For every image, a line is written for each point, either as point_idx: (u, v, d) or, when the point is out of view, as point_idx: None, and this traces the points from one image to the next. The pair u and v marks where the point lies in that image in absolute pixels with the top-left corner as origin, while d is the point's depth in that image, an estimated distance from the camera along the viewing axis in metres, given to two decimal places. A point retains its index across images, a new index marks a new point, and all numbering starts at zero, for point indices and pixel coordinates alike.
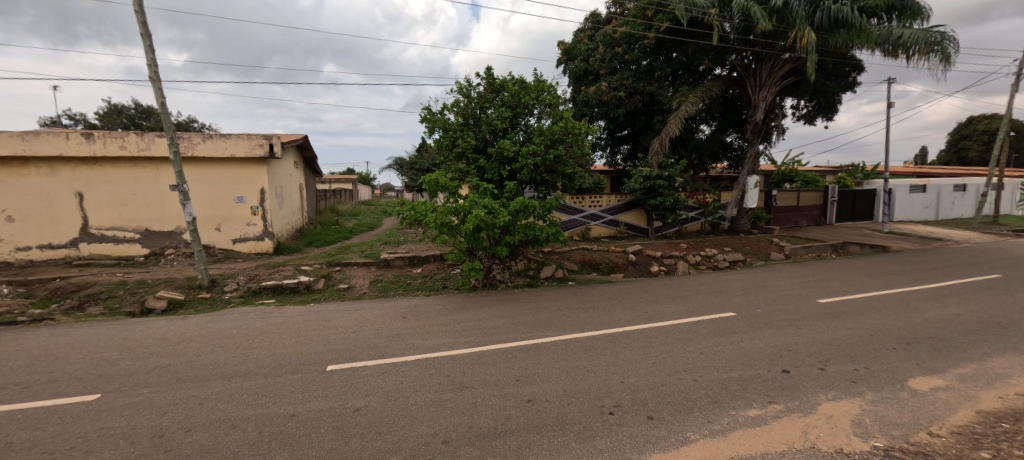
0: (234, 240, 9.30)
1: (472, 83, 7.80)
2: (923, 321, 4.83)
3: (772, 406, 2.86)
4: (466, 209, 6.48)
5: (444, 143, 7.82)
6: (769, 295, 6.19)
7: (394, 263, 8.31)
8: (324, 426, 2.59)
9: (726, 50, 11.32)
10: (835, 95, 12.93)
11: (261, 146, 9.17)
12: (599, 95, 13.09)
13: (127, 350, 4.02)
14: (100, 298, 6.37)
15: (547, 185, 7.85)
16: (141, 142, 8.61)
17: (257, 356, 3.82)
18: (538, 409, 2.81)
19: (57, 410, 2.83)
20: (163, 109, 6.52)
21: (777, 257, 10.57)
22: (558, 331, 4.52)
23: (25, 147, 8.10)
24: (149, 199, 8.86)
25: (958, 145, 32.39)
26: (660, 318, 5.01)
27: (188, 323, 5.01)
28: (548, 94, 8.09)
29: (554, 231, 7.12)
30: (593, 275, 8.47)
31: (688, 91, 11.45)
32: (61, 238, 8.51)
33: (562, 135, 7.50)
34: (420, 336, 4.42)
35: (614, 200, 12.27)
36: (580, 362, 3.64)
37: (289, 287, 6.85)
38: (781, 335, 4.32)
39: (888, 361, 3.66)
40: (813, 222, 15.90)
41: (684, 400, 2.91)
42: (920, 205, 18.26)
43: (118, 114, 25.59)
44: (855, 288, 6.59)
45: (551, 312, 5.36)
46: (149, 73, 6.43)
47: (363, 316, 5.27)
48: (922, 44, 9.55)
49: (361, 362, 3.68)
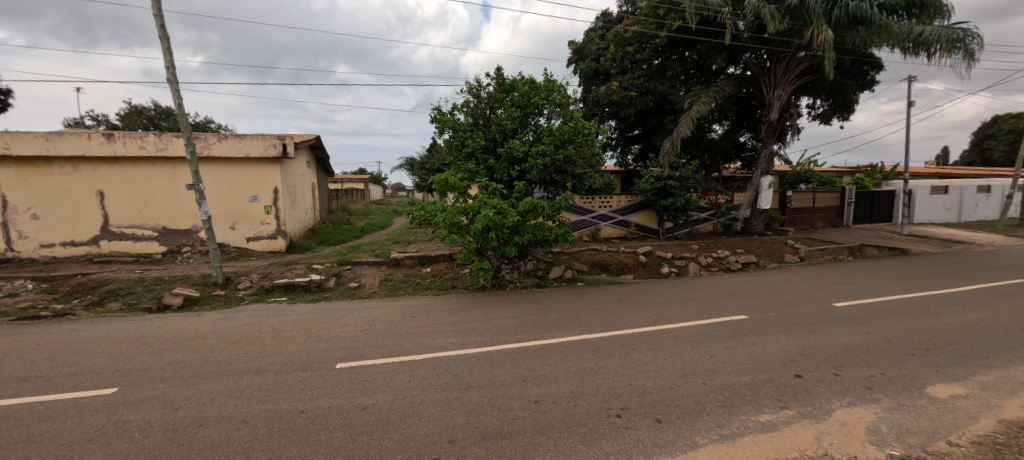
0: (248, 238, 9.47)
1: (482, 83, 7.77)
2: (942, 326, 4.70)
3: (784, 411, 2.81)
4: (475, 209, 6.50)
5: (454, 143, 7.81)
6: (783, 298, 6.07)
7: (404, 262, 8.38)
8: (333, 423, 2.62)
9: (739, 49, 11.11)
10: (852, 94, 12.64)
11: (275, 146, 9.31)
12: (610, 95, 12.92)
13: (144, 345, 4.11)
14: (119, 294, 6.55)
15: (557, 186, 7.77)
16: (159, 142, 8.81)
17: (268, 353, 3.88)
18: (544, 410, 2.80)
19: (76, 403, 2.92)
20: (180, 109, 6.64)
21: (791, 259, 10.38)
22: (566, 332, 4.50)
23: (49, 148, 8.38)
24: (167, 198, 9.07)
25: (982, 145, 31.43)
26: (670, 320, 4.95)
27: (202, 319, 5.12)
28: (559, 94, 8.02)
29: (563, 232, 7.13)
30: (602, 276, 8.44)
31: (700, 90, 11.30)
32: (83, 235, 8.76)
33: (572, 135, 7.43)
34: (429, 335, 4.44)
35: (625, 200, 12.17)
36: (588, 363, 3.61)
37: (301, 285, 6.97)
38: (793, 340, 4.23)
39: (906, 368, 3.56)
40: (829, 224, 15.55)
41: (694, 404, 2.87)
42: (942, 206, 17.73)
43: (139, 115, 26.38)
44: (872, 292, 6.41)
45: (560, 313, 5.33)
46: (168, 74, 6.58)
47: (373, 315, 5.33)
48: (944, 41, 9.23)
49: (369, 360, 3.71)
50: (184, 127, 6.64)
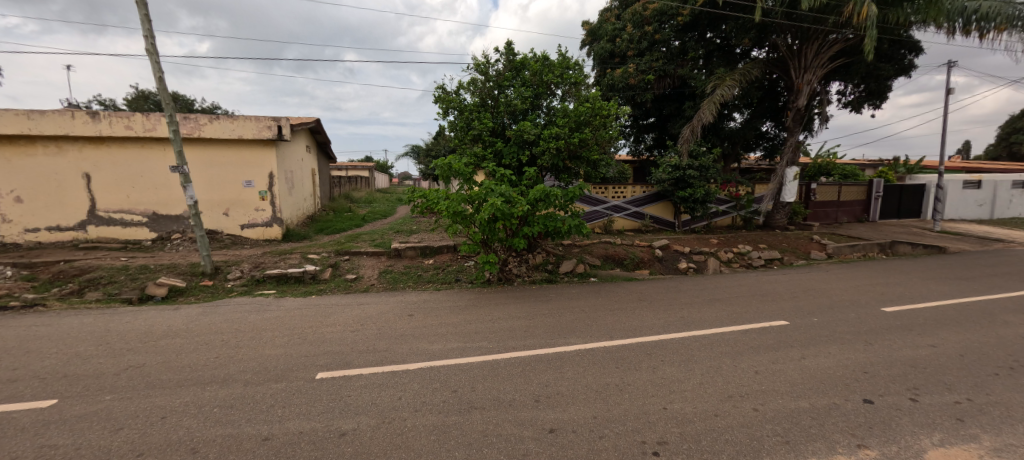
0: (242, 225, 9.01)
1: (490, 60, 7.11)
2: (1020, 338, 4.04)
3: (863, 452, 2.24)
4: (481, 197, 5.94)
5: (458, 125, 7.20)
6: (823, 300, 5.42)
7: (405, 253, 7.86)
8: (298, 456, 2.10)
9: (769, 29, 10.20)
10: (887, 79, 11.71)
11: (270, 128, 8.77)
12: (626, 78, 12.15)
13: (105, 345, 3.63)
14: (100, 283, 6.13)
15: (570, 173, 7.18)
16: (147, 122, 8.31)
17: (241, 357, 3.38)
18: (562, 442, 2.26)
19: (2, 419, 2.44)
20: (160, 83, 6.09)
21: (818, 255, 9.68)
22: (582, 337, 3.94)
23: (31, 126, 7.90)
24: (157, 181, 8.62)
25: (1010, 139, 30.01)
26: (701, 325, 4.35)
27: (178, 313, 4.64)
28: (574, 72, 7.33)
29: (576, 224, 6.50)
30: (616, 271, 7.86)
31: (724, 73, 10.51)
32: (69, 220, 8.34)
33: (589, 117, 6.77)
34: (426, 338, 3.91)
35: (639, 190, 11.51)
36: (611, 378, 3.06)
37: (294, 277, 6.49)
38: (849, 353, 3.63)
39: (996, 393, 2.95)
40: (854, 219, 14.76)
41: (750, 440, 2.31)
42: (973, 202, 16.75)
43: (145, 99, 26.04)
44: (919, 294, 5.75)
45: (574, 314, 4.75)
46: (147, 45, 6.03)
47: (366, 312, 4.80)
48: (1002, 18, 8.24)
49: (356, 369, 3.19)
50: (165, 104, 6.12)
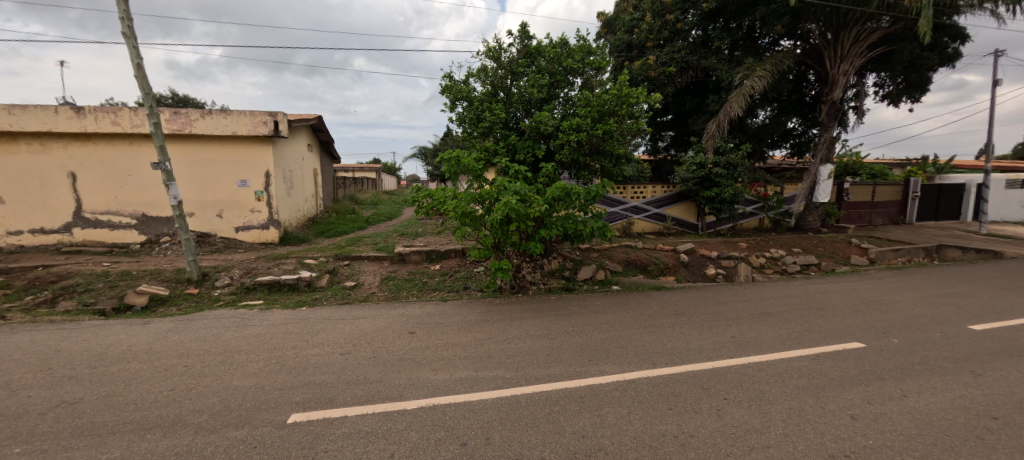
0: (237, 228, 8.48)
1: (503, 45, 6.47)
2: None
3: None
4: (493, 196, 5.28)
5: (468, 117, 6.55)
6: (893, 315, 4.62)
7: (409, 258, 7.21)
8: None
9: (804, 15, 9.43)
10: (930, 69, 10.77)
11: (265, 123, 8.23)
12: (645, 71, 11.38)
13: (45, 371, 3.02)
14: (75, 292, 5.58)
15: (590, 170, 6.51)
16: (135, 118, 7.82)
17: (201, 391, 2.74)
18: None
19: None
20: (139, 71, 5.54)
21: (860, 260, 8.85)
22: (619, 365, 3.23)
23: (13, 122, 7.46)
24: (146, 181, 8.13)
25: None
26: (759, 347, 3.61)
27: (147, 329, 4.04)
28: (596, 58, 6.66)
29: (599, 225, 5.78)
30: (640, 278, 7.14)
31: (754, 63, 9.74)
32: (53, 222, 7.88)
33: (613, 106, 6.08)
34: (429, 366, 3.23)
35: (660, 190, 10.75)
36: (667, 427, 2.35)
37: (287, 284, 5.89)
38: (963, 389, 2.85)
39: None
40: (889, 221, 13.78)
41: None
42: (1018, 202, 15.59)
43: None
44: (1004, 308, 4.91)
45: (603, 333, 4.04)
46: (125, 29, 5.50)
47: (360, 329, 4.15)
48: None
49: (341, 408, 2.53)
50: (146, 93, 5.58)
